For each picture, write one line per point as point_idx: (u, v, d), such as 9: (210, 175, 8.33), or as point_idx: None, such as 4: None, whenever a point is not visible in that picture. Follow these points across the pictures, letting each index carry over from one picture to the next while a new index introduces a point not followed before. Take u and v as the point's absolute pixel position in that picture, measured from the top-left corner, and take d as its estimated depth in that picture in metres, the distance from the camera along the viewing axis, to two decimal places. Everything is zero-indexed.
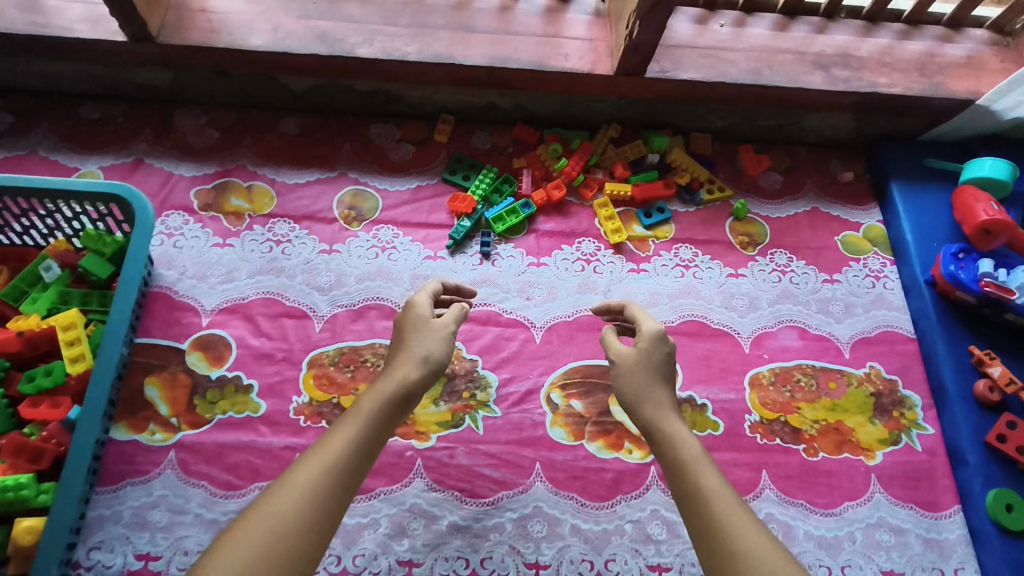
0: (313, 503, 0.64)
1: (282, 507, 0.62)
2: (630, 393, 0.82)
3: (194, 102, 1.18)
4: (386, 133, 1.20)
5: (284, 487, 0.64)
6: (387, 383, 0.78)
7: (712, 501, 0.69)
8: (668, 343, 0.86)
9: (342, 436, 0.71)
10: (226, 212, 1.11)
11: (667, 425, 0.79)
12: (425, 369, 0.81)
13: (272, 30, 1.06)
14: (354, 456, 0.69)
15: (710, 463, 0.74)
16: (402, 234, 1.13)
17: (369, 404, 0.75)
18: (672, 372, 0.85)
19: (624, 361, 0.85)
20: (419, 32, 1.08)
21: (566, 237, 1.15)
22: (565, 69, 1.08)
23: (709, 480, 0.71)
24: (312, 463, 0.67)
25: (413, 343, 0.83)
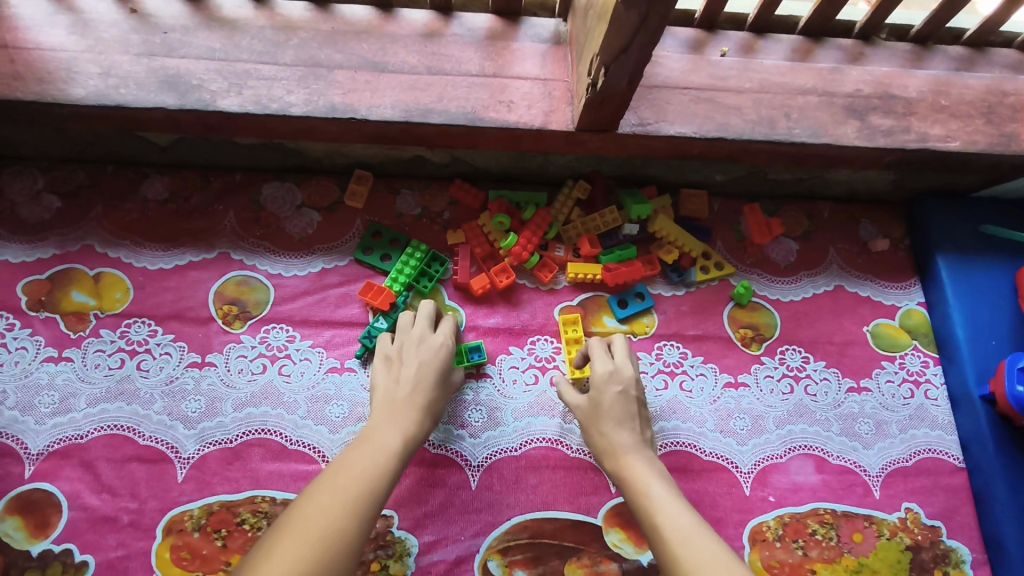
0: (334, 540, 0.55)
1: (306, 534, 0.54)
2: (609, 435, 0.74)
3: (33, 160, 0.92)
4: (283, 198, 0.93)
5: (296, 518, 0.56)
6: (398, 417, 0.70)
7: (681, 548, 0.60)
8: (622, 379, 0.78)
9: (359, 469, 0.62)
10: (64, 311, 0.85)
11: (642, 472, 0.70)
12: (433, 415, 0.74)
13: (102, 74, 0.79)
14: (375, 493, 0.61)
15: (676, 495, 0.67)
16: (297, 338, 0.86)
17: (377, 439, 0.67)
18: (636, 407, 0.77)
19: (596, 405, 0.77)
20: (306, 73, 0.81)
21: (515, 336, 0.89)
22: (508, 124, 0.80)
23: (679, 514, 0.64)
24: (330, 487, 0.59)
25: (417, 376, 0.75)
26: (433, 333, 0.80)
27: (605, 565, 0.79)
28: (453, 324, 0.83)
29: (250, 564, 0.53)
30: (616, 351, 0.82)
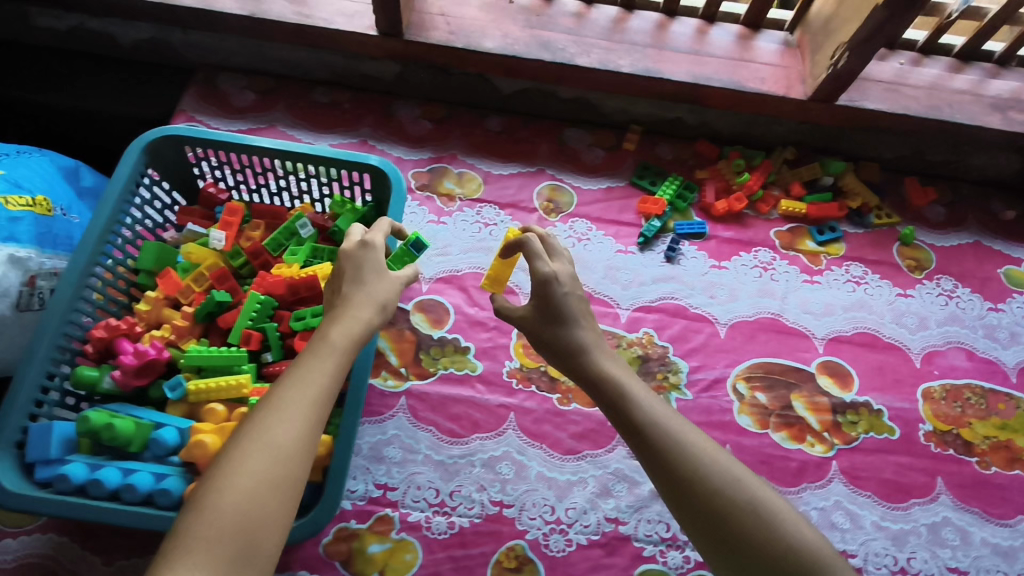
0: (281, 452, 0.62)
1: (261, 454, 0.61)
2: (566, 340, 0.83)
3: (411, 96, 1.30)
4: (579, 138, 1.31)
5: (250, 436, 0.62)
6: (342, 324, 0.74)
7: (700, 462, 0.69)
8: (556, 275, 0.83)
9: (307, 376, 0.68)
10: (439, 193, 1.21)
11: (620, 375, 0.79)
12: (379, 307, 0.78)
13: (504, 36, 1.18)
14: (321, 395, 0.67)
15: (655, 398, 0.77)
16: (595, 228, 1.21)
17: (327, 346, 0.71)
18: (579, 305, 0.85)
19: (551, 305, 0.83)
20: (629, 48, 1.20)
21: (744, 246, 1.24)
22: (762, 91, 1.18)
23: (673, 423, 0.74)
24: (268, 409, 0.64)
25: (370, 287, 0.78)
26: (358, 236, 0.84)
27: (820, 397, 1.11)
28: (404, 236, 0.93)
29: (210, 482, 0.60)
30: (553, 251, 0.87)
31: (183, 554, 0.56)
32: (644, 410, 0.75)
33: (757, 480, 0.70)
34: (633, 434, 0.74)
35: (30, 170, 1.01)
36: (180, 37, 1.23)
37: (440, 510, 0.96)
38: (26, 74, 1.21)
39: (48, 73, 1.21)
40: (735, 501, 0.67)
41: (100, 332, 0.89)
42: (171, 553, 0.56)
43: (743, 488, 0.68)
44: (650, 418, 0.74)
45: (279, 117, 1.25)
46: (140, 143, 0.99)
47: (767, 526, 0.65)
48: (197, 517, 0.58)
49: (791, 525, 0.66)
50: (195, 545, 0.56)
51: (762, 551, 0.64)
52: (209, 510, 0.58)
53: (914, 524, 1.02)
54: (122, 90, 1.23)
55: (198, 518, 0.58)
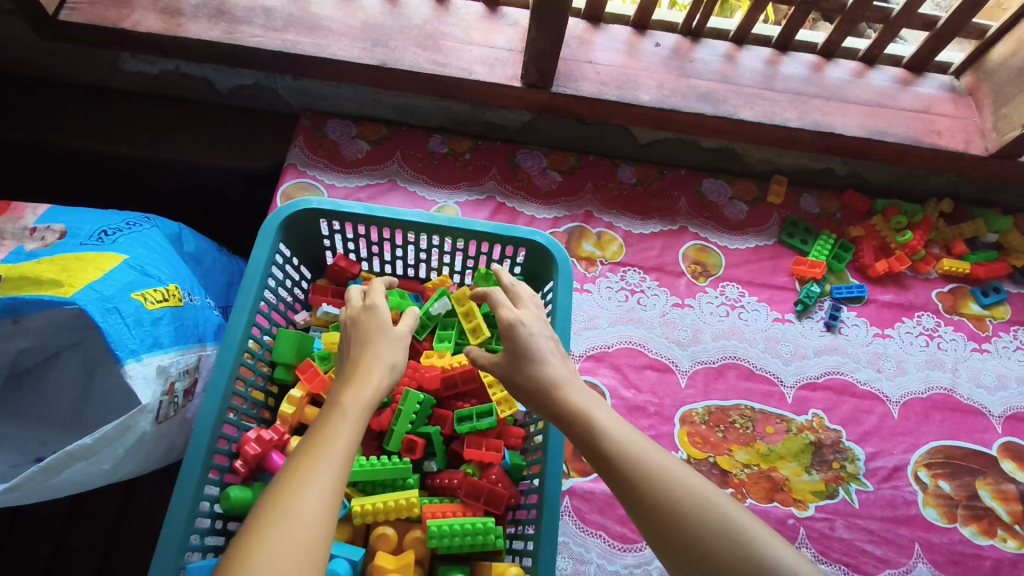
0: (303, 519, 0.54)
1: (281, 528, 0.53)
2: (533, 380, 0.73)
3: (534, 144, 1.19)
4: (719, 190, 1.20)
5: (270, 513, 0.54)
6: (353, 389, 0.68)
7: (669, 483, 0.60)
8: (513, 320, 0.76)
9: (323, 441, 0.61)
10: (579, 256, 1.10)
11: (584, 402, 0.69)
12: (391, 366, 0.72)
13: (659, 86, 1.07)
14: (344, 464, 0.60)
15: (616, 416, 0.68)
16: (748, 294, 1.12)
17: (338, 412, 0.64)
18: (547, 339, 0.76)
19: (511, 344, 0.75)
20: (795, 98, 1.09)
21: (906, 310, 1.14)
22: (941, 146, 1.08)
23: (637, 452, 0.63)
24: (284, 480, 0.57)
25: (381, 346, 0.73)
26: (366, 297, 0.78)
27: (1006, 484, 1.02)
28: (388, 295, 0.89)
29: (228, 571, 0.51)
30: (518, 296, 0.81)
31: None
32: (613, 440, 0.64)
33: (737, 507, 0.59)
34: (604, 467, 0.64)
35: (148, 250, 0.88)
36: (287, 84, 1.11)
37: None
38: (118, 127, 1.09)
39: (144, 125, 1.11)
40: (699, 530, 0.57)
41: (253, 447, 0.79)
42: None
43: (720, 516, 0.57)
44: (615, 445, 0.64)
45: (396, 171, 1.14)
46: (275, 219, 0.88)
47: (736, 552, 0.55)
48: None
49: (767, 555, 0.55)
50: None
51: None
52: None
53: None
54: (222, 141, 1.12)
55: None
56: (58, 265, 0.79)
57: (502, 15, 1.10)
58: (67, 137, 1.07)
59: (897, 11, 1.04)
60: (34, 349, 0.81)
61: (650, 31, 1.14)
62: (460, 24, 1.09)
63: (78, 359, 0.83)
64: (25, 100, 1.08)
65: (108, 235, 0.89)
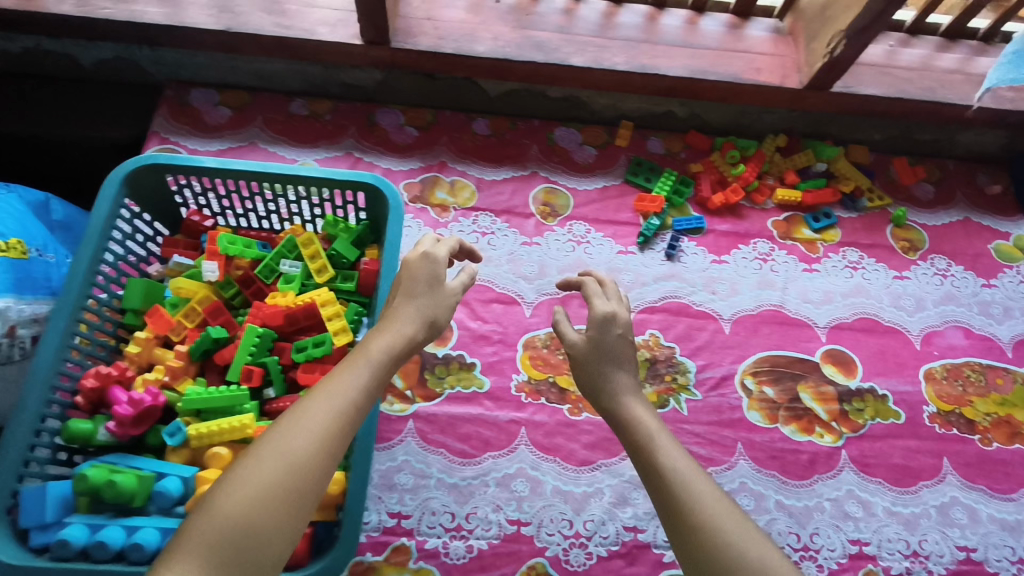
0: (289, 458, 0.62)
1: (273, 458, 0.62)
2: (603, 382, 0.84)
3: (393, 102, 1.26)
4: (569, 137, 1.28)
5: (266, 443, 0.63)
6: (378, 338, 0.77)
7: (720, 515, 0.67)
8: (618, 324, 0.86)
9: (336, 388, 0.70)
10: (432, 204, 1.18)
11: (641, 415, 0.80)
12: (427, 324, 0.81)
13: (494, 39, 1.13)
14: (343, 408, 0.68)
15: (672, 441, 0.77)
16: (594, 230, 1.20)
17: (354, 359, 0.74)
18: (631, 350, 0.87)
19: (595, 344, 0.85)
20: (624, 45, 1.17)
21: (742, 238, 1.23)
22: (759, 82, 1.16)
23: (671, 459, 0.74)
24: (291, 418, 0.66)
25: (417, 303, 0.82)
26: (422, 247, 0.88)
27: (826, 386, 1.12)
28: (462, 253, 0.97)
29: (220, 487, 0.61)
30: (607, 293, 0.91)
31: (178, 550, 0.57)
32: (666, 456, 0.74)
33: (739, 514, 0.68)
34: (652, 478, 0.73)
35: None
36: (146, 54, 1.17)
37: (457, 534, 0.93)
38: None
39: (8, 100, 1.15)
40: (698, 518, 0.67)
41: (90, 382, 0.84)
42: (169, 552, 0.57)
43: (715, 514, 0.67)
44: (676, 472, 0.72)
45: (256, 133, 1.20)
46: (118, 173, 0.94)
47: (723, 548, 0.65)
48: (204, 514, 0.59)
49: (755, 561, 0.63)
50: (194, 547, 0.57)
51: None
52: (212, 511, 0.59)
53: (924, 507, 1.04)
54: (86, 112, 1.17)
55: (203, 518, 0.59)
56: None
57: None
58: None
59: None
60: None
61: None
62: None
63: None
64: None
65: None
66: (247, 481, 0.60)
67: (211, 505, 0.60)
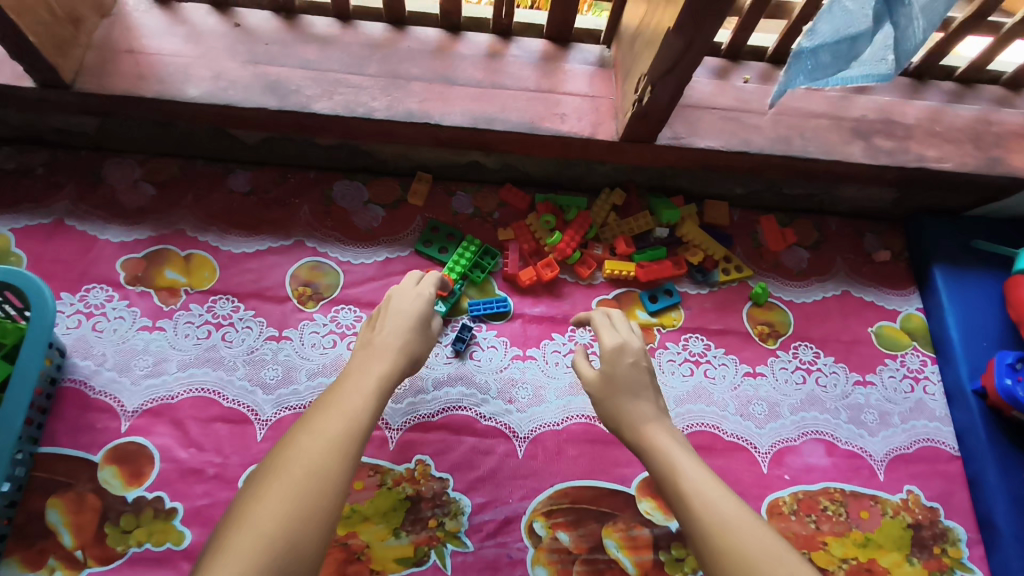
0: (316, 480, 0.61)
1: (295, 469, 0.62)
2: (629, 417, 0.76)
3: (127, 151, 1.01)
4: (352, 194, 1.03)
5: (281, 468, 0.62)
6: (374, 361, 0.78)
7: (728, 535, 0.60)
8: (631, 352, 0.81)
9: (334, 411, 0.68)
10: (158, 287, 0.94)
11: (663, 448, 0.72)
12: (409, 358, 0.81)
13: (213, 78, 0.88)
14: (356, 428, 0.68)
15: (697, 457, 0.70)
16: (364, 318, 0.96)
17: (356, 378, 0.74)
18: (648, 378, 0.79)
19: (613, 378, 0.79)
20: (389, 83, 0.92)
21: (557, 324, 0.98)
22: (561, 133, 0.91)
23: (694, 479, 0.66)
24: (303, 441, 0.65)
25: (418, 331, 0.83)
26: (414, 286, 0.89)
27: (638, 528, 0.88)
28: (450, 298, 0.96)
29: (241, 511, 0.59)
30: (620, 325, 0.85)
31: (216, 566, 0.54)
32: (690, 472, 0.68)
33: (766, 530, 0.61)
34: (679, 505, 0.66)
35: None
36: None
37: None
38: None
39: None
40: (735, 535, 0.60)
41: None
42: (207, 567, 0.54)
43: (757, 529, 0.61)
44: (688, 495, 0.65)
45: None
46: None
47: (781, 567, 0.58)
48: (242, 532, 0.57)
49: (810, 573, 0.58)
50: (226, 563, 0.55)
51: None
52: (237, 532, 0.57)
53: None
54: None
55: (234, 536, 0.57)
56: None
57: None
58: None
59: None
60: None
61: (236, 9, 0.94)
62: None
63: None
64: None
65: None
66: (267, 500, 0.59)
67: (236, 533, 0.57)
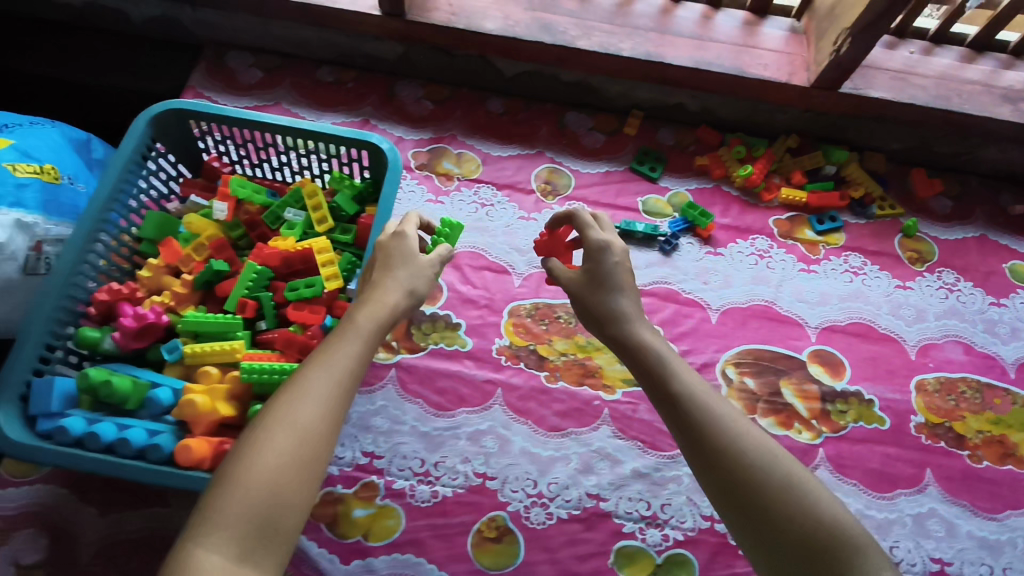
0: (309, 437, 0.63)
1: (281, 429, 0.63)
2: (602, 306, 0.82)
3: (413, 76, 1.31)
4: (580, 122, 1.31)
5: (270, 421, 0.63)
6: (367, 312, 0.76)
7: (729, 451, 0.67)
8: (617, 253, 0.84)
9: (332, 358, 0.70)
10: (438, 172, 1.22)
11: (657, 345, 0.78)
12: (410, 294, 0.81)
13: (504, 18, 1.17)
14: (346, 375, 0.69)
15: (693, 371, 0.76)
16: (591, 212, 1.22)
17: (349, 331, 0.73)
18: (629, 277, 0.84)
19: (594, 272, 0.83)
20: (631, 32, 1.20)
21: (742, 233, 1.23)
22: (764, 77, 1.17)
23: (690, 386, 0.73)
24: (290, 397, 0.65)
25: (403, 272, 0.82)
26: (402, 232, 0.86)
27: (809, 384, 1.10)
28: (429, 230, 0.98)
29: (230, 465, 0.61)
30: (605, 226, 0.89)
31: (211, 524, 0.58)
32: (686, 380, 0.74)
33: (768, 437, 0.69)
34: (668, 406, 0.73)
35: (40, 140, 1.04)
36: (189, 15, 1.25)
37: (425, 479, 0.98)
38: (39, 48, 1.25)
39: (60, 48, 1.25)
40: (740, 431, 0.68)
41: (102, 295, 0.94)
42: (198, 523, 0.58)
43: (720, 419, 0.69)
44: (685, 399, 0.72)
45: (283, 95, 1.27)
46: (147, 115, 1.03)
47: (738, 455, 0.66)
48: (231, 493, 0.59)
49: (756, 470, 0.65)
50: (230, 522, 0.58)
51: (779, 495, 0.63)
52: (235, 489, 0.59)
53: (899, 514, 1.02)
54: (129, 65, 1.26)
55: (230, 494, 0.59)
56: None
57: None
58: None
59: None
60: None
61: None
62: None
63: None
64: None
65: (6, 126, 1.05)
66: (255, 456, 0.61)
67: (226, 482, 0.60)
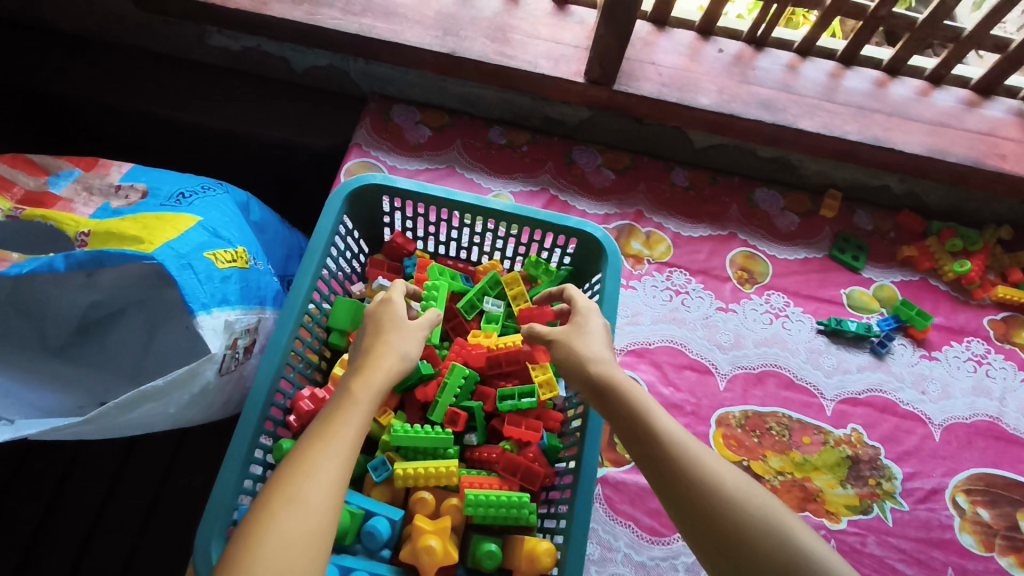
0: (317, 518, 0.56)
1: (284, 512, 0.56)
2: (582, 353, 0.76)
3: (591, 141, 1.21)
4: (771, 200, 1.20)
5: (273, 503, 0.56)
6: (362, 377, 0.70)
7: (720, 497, 0.61)
8: (599, 314, 0.81)
9: (332, 429, 0.63)
10: (627, 253, 1.12)
11: (629, 385, 0.72)
12: (404, 358, 0.75)
13: (719, 91, 1.07)
14: (349, 453, 0.62)
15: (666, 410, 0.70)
16: (793, 304, 1.11)
17: (352, 400, 0.67)
18: (608, 334, 0.80)
19: (576, 326, 0.79)
20: (857, 111, 1.08)
21: (955, 334, 1.12)
22: (1003, 170, 1.07)
23: (670, 427, 0.67)
24: (294, 474, 0.59)
25: (396, 337, 0.76)
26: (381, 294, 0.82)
27: None
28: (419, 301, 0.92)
29: (234, 555, 0.54)
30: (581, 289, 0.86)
31: None
32: (664, 423, 0.68)
33: (743, 476, 0.63)
34: (648, 448, 0.66)
35: (221, 214, 0.94)
36: (359, 67, 1.15)
37: None
38: (198, 98, 1.16)
39: (216, 97, 1.17)
40: (703, 468, 0.63)
41: (307, 404, 0.84)
42: None
43: (697, 457, 0.64)
44: (662, 440, 0.66)
45: (455, 158, 1.16)
46: (341, 192, 0.93)
47: (715, 494, 0.61)
48: None
49: (739, 510, 0.60)
50: None
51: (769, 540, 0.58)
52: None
53: None
54: (289, 116, 1.17)
55: None
56: (139, 222, 0.86)
57: (570, 12, 1.13)
58: (126, 98, 1.14)
59: (967, 31, 1.04)
60: (103, 302, 0.93)
61: (715, 37, 1.14)
62: (527, 19, 1.11)
63: (141, 315, 0.94)
64: (90, 61, 1.16)
65: (186, 197, 0.95)
66: (262, 546, 0.53)
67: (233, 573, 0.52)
